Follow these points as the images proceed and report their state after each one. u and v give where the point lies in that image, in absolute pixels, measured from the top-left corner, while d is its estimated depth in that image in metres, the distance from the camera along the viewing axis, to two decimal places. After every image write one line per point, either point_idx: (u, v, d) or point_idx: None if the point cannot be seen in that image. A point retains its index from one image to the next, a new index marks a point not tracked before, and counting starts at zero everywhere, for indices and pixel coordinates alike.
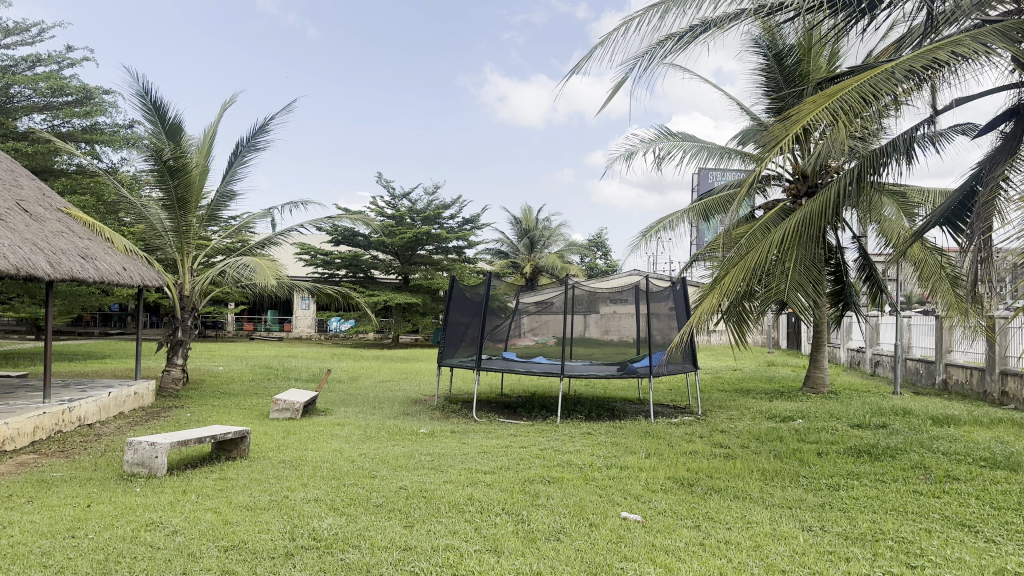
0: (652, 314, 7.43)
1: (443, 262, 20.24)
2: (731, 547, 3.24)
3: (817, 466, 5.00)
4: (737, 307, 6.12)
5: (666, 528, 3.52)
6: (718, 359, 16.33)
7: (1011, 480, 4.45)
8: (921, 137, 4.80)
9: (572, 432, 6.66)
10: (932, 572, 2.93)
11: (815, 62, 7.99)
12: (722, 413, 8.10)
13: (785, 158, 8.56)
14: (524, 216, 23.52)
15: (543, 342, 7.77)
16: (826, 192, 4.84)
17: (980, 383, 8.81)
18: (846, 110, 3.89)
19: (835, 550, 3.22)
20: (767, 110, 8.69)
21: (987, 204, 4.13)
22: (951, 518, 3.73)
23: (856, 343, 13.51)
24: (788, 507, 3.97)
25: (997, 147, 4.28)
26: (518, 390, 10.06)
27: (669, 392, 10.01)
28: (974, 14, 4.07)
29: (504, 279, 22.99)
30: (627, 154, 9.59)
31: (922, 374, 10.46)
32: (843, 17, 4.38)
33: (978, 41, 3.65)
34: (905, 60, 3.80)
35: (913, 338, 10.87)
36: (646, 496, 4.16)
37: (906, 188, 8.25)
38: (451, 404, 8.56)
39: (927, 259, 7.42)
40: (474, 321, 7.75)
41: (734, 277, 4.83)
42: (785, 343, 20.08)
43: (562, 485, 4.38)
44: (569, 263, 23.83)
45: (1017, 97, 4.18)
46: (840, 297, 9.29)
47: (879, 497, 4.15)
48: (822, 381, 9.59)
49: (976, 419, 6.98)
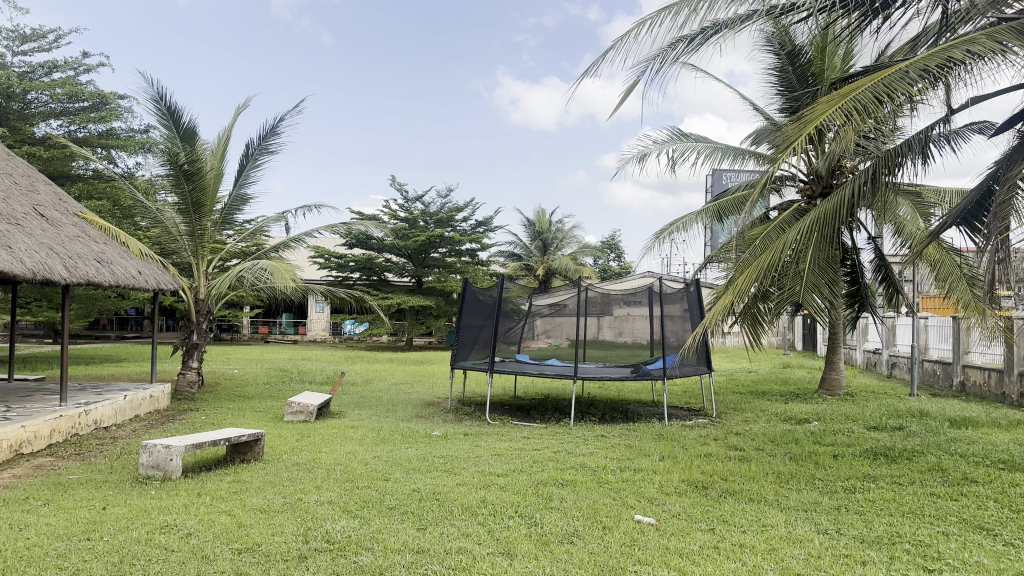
0: (666, 316, 7.39)
1: (456, 265, 20.25)
2: (746, 550, 3.21)
3: (833, 468, 4.94)
4: (752, 308, 6.10)
5: (680, 532, 3.49)
6: (733, 361, 16.25)
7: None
8: (936, 137, 4.74)
9: (586, 434, 6.64)
10: None
11: (828, 61, 7.94)
12: (737, 415, 8.05)
13: (799, 158, 8.52)
14: (537, 218, 23.51)
15: (557, 345, 7.75)
16: (840, 192, 4.81)
17: (999, 385, 8.71)
18: (860, 110, 3.86)
19: (850, 553, 3.18)
20: (781, 109, 8.64)
21: (1004, 204, 4.10)
22: (969, 522, 3.68)
23: (873, 344, 13.41)
24: (804, 510, 3.94)
25: (1014, 146, 4.23)
26: (532, 393, 10.04)
27: (683, 394, 9.95)
28: (990, 12, 4.02)
29: (517, 282, 23.01)
30: (640, 155, 9.57)
31: (940, 375, 10.37)
32: (857, 16, 4.35)
33: (994, 39, 3.61)
34: (919, 60, 3.77)
35: (931, 339, 10.77)
36: (660, 498, 4.14)
37: (922, 188, 8.18)
38: (464, 406, 8.56)
39: (944, 260, 7.35)
40: (488, 323, 7.70)
41: (748, 278, 4.79)
42: (801, 344, 19.95)
43: (575, 488, 4.37)
44: (583, 265, 23.78)
45: None
46: (856, 298, 9.21)
47: (895, 500, 4.10)
48: (838, 383, 9.51)
49: (995, 421, 6.88)
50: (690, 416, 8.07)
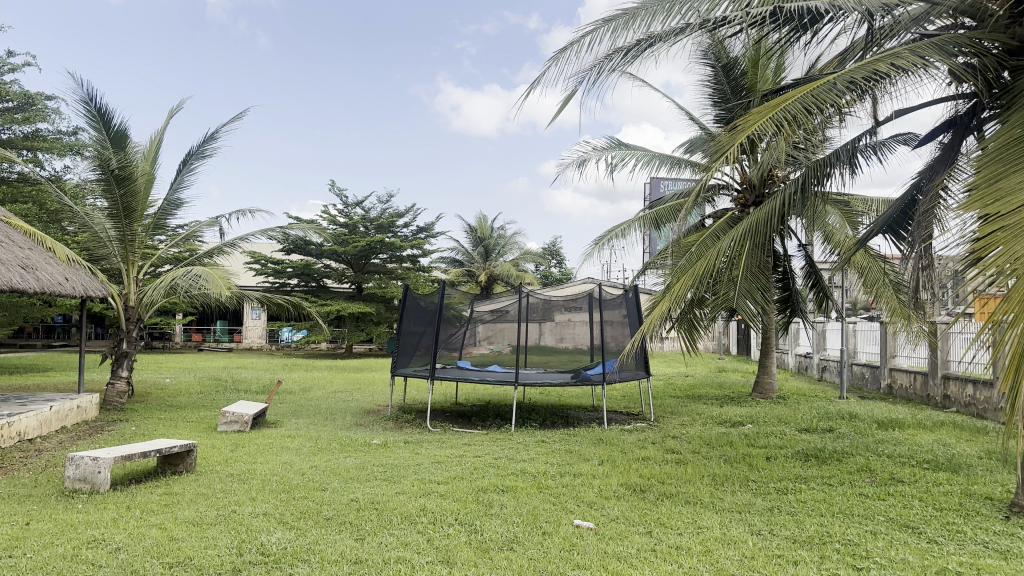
0: (606, 321, 7.57)
1: (397, 271, 20.14)
2: (682, 552, 3.28)
3: (766, 470, 5.10)
4: (688, 314, 6.22)
5: (619, 535, 3.55)
6: (670, 365, 16.60)
7: (953, 482, 4.60)
8: (864, 148, 4.94)
9: (527, 440, 6.68)
10: (876, 573, 3.02)
11: (760, 73, 8.20)
12: (675, 418, 8.25)
13: (733, 168, 8.76)
14: (478, 224, 23.54)
15: (498, 351, 7.79)
16: (773, 201, 4.97)
17: (923, 387, 9.13)
18: (791, 120, 4.01)
19: (783, 553, 3.29)
20: (716, 121, 8.89)
21: (928, 212, 4.31)
22: (895, 520, 3.85)
23: (804, 348, 13.89)
24: (738, 511, 4.05)
25: (937, 157, 4.44)
26: (473, 399, 10.06)
27: (623, 399, 10.11)
28: (913, 28, 4.21)
29: (458, 288, 23.06)
30: (579, 162, 9.71)
31: (867, 378, 10.80)
32: (788, 30, 4.52)
33: (916, 54, 3.78)
34: (846, 72, 3.92)
35: (859, 344, 11.21)
36: (599, 502, 4.19)
37: (849, 198, 8.54)
38: (405, 413, 8.51)
39: (871, 267, 7.67)
40: (429, 329, 7.75)
41: (684, 284, 4.89)
42: (735, 348, 20.51)
43: (516, 494, 4.38)
44: (524, 272, 23.91)
45: (953, 110, 4.33)
46: (788, 304, 9.53)
47: (826, 500, 4.27)
48: (771, 386, 9.80)
49: (919, 422, 7.20)
50: (629, 420, 8.21)
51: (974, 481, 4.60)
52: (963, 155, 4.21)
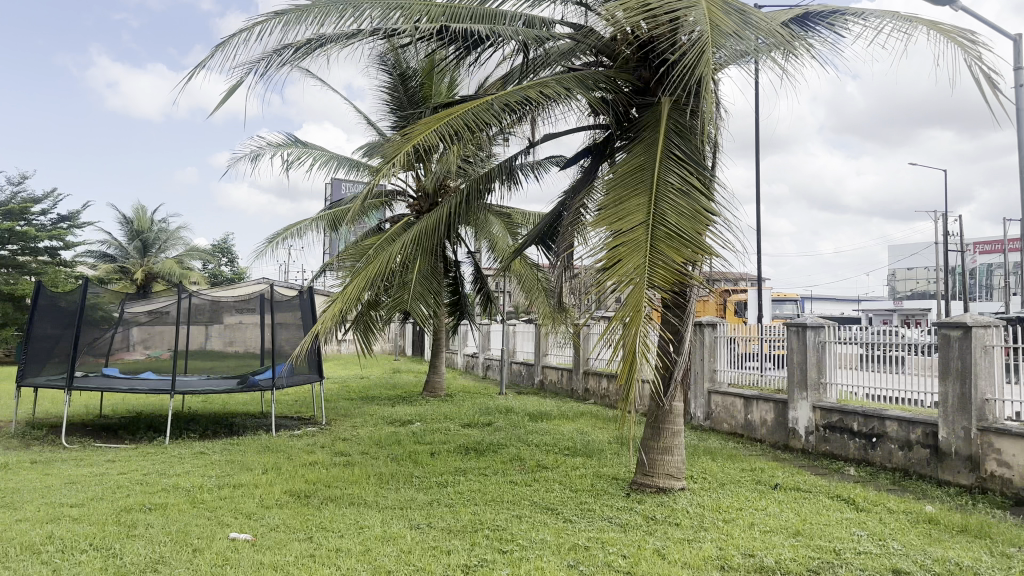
0: (278, 324, 7.35)
1: (29, 264, 17.29)
2: (340, 554, 3.34)
3: (427, 465, 5.39)
4: (361, 316, 6.33)
5: (277, 544, 3.50)
6: (345, 368, 16.63)
7: (584, 467, 5.30)
8: (522, 164, 5.48)
9: (183, 453, 6.21)
10: (518, 553, 3.37)
11: (434, 87, 8.63)
12: (346, 422, 8.28)
13: (409, 173, 9.08)
14: (136, 215, 21.20)
15: (155, 357, 7.18)
16: (443, 208, 5.28)
17: (569, 381, 10.34)
18: (455, 134, 4.33)
19: (436, 545, 3.51)
20: (392, 127, 9.15)
21: (570, 229, 4.94)
22: (537, 503, 4.34)
23: (471, 349, 14.86)
24: (399, 508, 4.23)
25: (579, 177, 5.08)
26: (122, 410, 9.04)
27: (295, 404, 9.86)
28: (560, 61, 4.78)
29: (109, 286, 20.52)
30: (252, 155, 9.28)
31: (524, 375, 11.90)
32: (455, 53, 4.86)
33: (557, 89, 4.31)
34: (501, 95, 4.32)
35: (518, 344, 12.34)
36: (258, 513, 4.07)
37: (511, 210, 9.37)
38: (34, 429, 7.36)
39: (527, 274, 8.48)
40: (67, 333, 6.78)
41: (355, 287, 4.96)
42: (409, 351, 21.22)
43: (166, 512, 4.06)
44: (189, 270, 22.10)
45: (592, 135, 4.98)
46: (456, 307, 10.13)
47: (479, 491, 4.64)
48: (439, 385, 10.32)
49: (564, 413, 8.17)
50: (298, 426, 8.05)
51: (600, 465, 5.35)
52: (597, 179, 4.88)
